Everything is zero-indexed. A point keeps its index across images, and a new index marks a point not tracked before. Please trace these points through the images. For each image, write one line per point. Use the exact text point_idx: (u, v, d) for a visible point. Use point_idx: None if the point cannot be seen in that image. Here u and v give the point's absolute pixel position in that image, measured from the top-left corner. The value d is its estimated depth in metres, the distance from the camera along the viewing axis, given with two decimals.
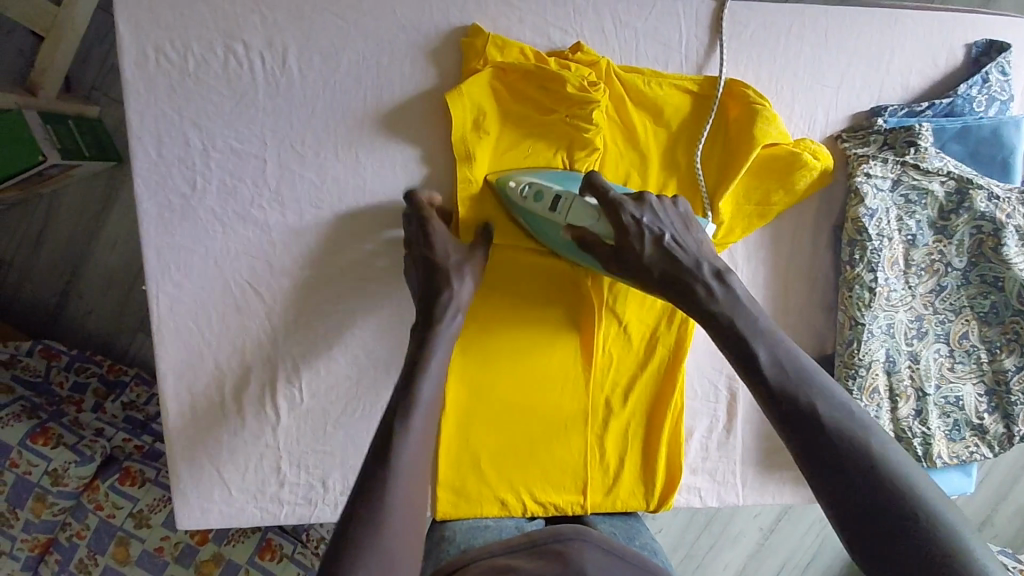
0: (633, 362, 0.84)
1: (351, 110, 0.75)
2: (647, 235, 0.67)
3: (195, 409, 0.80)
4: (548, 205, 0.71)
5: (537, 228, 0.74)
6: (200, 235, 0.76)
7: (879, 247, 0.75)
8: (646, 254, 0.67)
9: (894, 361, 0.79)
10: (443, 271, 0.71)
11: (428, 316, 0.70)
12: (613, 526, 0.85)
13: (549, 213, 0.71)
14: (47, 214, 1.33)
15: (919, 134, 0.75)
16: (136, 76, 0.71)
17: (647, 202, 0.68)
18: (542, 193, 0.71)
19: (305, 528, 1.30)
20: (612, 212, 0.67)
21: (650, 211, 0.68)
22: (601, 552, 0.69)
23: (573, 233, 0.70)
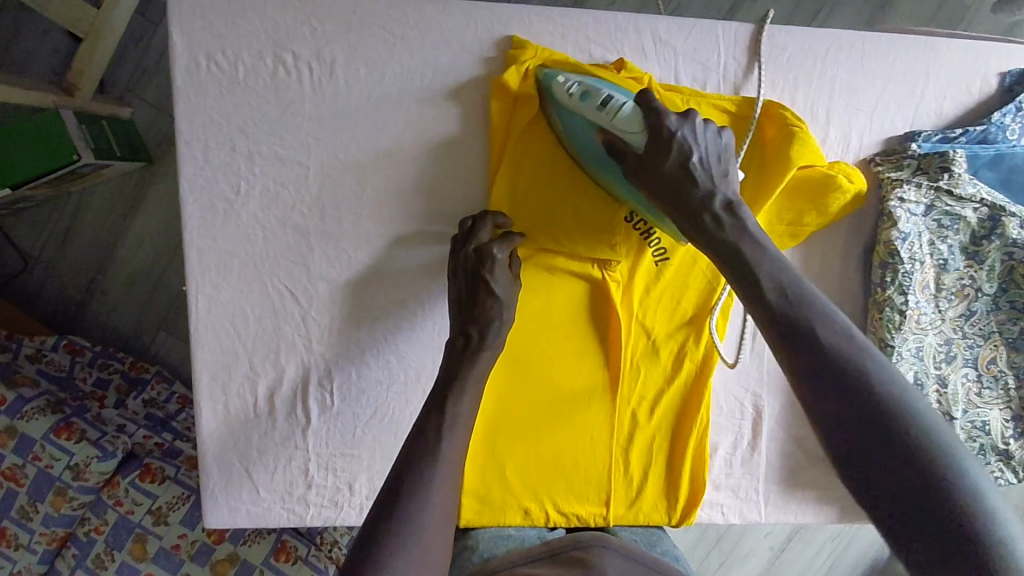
0: (660, 376, 0.84)
1: (393, 119, 0.77)
2: (677, 149, 0.66)
3: (228, 409, 0.81)
4: (595, 105, 0.68)
5: (575, 133, 0.72)
6: (241, 239, 0.77)
7: (911, 270, 0.76)
8: (669, 166, 0.66)
9: (922, 384, 0.79)
10: (479, 297, 0.74)
11: (469, 346, 0.73)
12: (634, 534, 0.87)
13: (595, 112, 0.68)
14: (76, 212, 1.36)
15: (954, 160, 0.75)
16: (187, 81, 0.73)
17: (690, 118, 0.67)
18: (591, 93, 0.69)
19: (320, 531, 1.28)
20: (653, 119, 0.66)
21: (690, 126, 0.67)
22: (621, 557, 0.70)
23: (603, 136, 0.69)
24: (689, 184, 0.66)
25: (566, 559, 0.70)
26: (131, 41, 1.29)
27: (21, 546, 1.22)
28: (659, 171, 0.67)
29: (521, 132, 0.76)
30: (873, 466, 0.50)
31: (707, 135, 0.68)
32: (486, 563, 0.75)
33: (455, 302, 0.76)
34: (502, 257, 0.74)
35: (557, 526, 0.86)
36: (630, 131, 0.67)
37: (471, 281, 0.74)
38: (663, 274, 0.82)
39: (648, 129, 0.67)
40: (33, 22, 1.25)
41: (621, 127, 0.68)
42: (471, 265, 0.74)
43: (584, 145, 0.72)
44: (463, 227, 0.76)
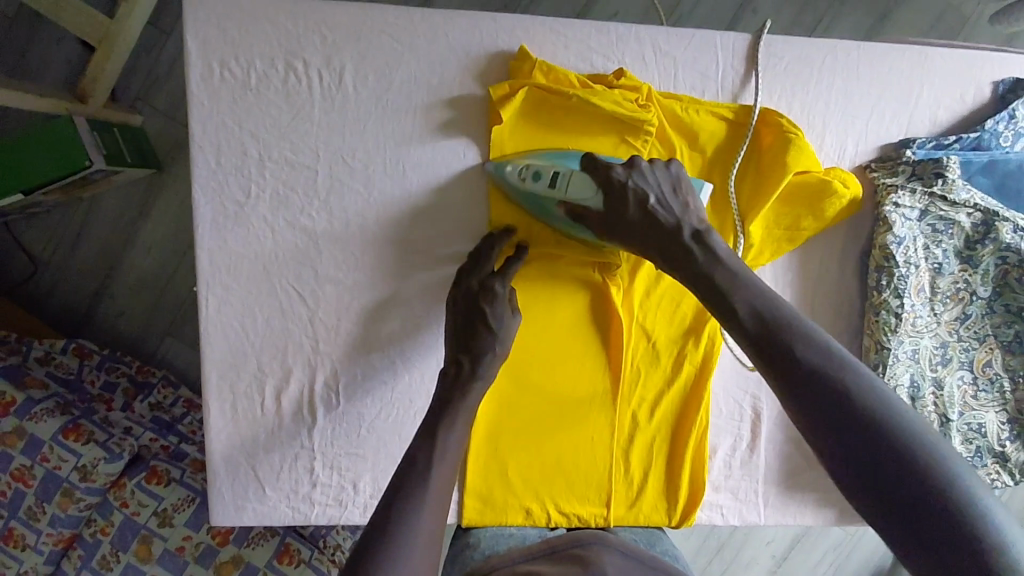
0: (660, 378, 0.86)
1: (400, 126, 0.79)
2: (633, 195, 0.71)
3: (236, 408, 0.82)
4: (546, 184, 0.74)
5: (543, 211, 0.76)
6: (251, 240, 0.79)
7: (906, 274, 0.77)
8: (631, 214, 0.71)
9: (918, 386, 0.80)
10: (480, 320, 0.75)
11: (468, 350, 0.75)
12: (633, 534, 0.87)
13: (549, 190, 0.74)
14: (86, 217, 1.38)
15: (948, 166, 0.77)
16: (201, 88, 0.76)
17: (636, 167, 0.72)
18: (541, 172, 0.74)
19: (323, 534, 1.29)
20: (601, 178, 0.72)
21: (638, 174, 0.71)
22: (619, 556, 0.71)
23: (564, 208, 0.74)
24: (660, 211, 0.70)
25: (566, 556, 0.71)
26: (143, 50, 1.32)
27: (27, 547, 1.23)
28: (624, 220, 0.71)
29: (524, 135, 0.79)
30: (874, 483, 0.49)
31: (666, 172, 0.72)
32: (487, 561, 0.76)
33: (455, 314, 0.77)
34: (503, 291, 0.77)
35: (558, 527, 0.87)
36: (585, 194, 0.73)
37: (469, 303, 0.76)
38: (663, 278, 0.83)
39: (600, 188, 0.72)
40: (47, 31, 1.28)
41: (576, 196, 0.73)
42: (471, 292, 0.76)
43: (552, 217, 0.76)
44: (471, 255, 0.79)
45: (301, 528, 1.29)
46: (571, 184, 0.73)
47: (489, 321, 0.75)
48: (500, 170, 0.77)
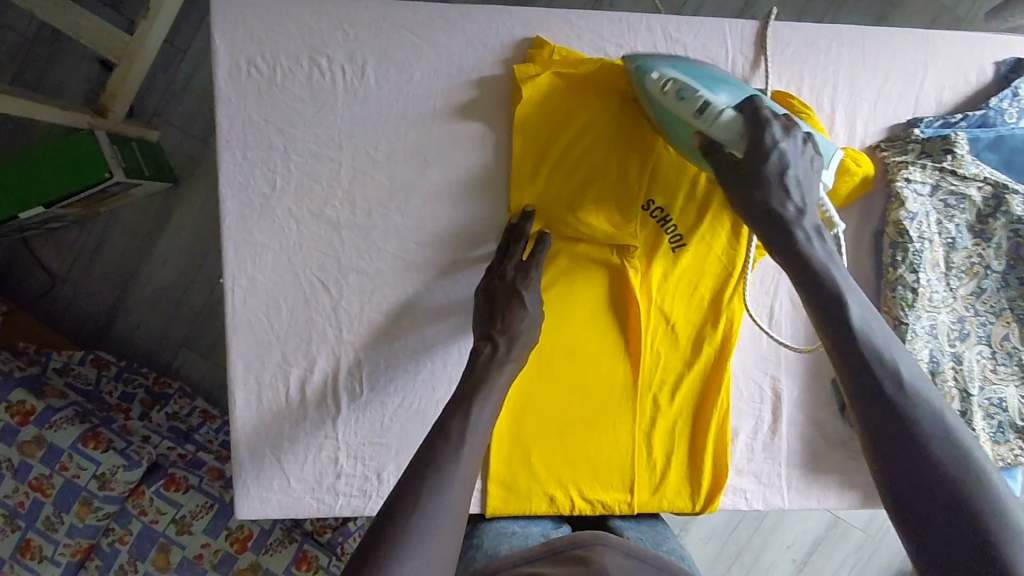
0: (679, 360, 0.86)
1: (419, 115, 0.80)
2: (773, 157, 0.66)
3: (261, 399, 0.83)
4: (693, 108, 0.71)
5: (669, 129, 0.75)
6: (276, 232, 0.81)
7: (921, 249, 0.78)
8: (764, 169, 0.66)
9: (938, 361, 0.81)
10: (512, 308, 0.76)
11: (487, 329, 0.76)
12: (639, 532, 0.87)
13: (692, 115, 0.71)
14: (103, 232, 1.41)
15: (956, 141, 0.78)
16: (228, 85, 0.78)
17: (789, 134, 0.68)
18: (690, 95, 0.72)
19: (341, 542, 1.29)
20: (751, 128, 0.68)
21: (787, 140, 0.68)
22: (620, 556, 0.67)
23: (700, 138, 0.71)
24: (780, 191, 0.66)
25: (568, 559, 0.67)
26: (160, 67, 1.36)
27: (44, 558, 1.23)
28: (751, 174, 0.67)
29: (541, 108, 0.79)
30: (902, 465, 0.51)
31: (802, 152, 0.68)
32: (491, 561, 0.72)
33: (482, 303, 0.78)
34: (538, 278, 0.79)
35: (561, 523, 0.88)
36: (726, 133, 0.70)
37: (508, 291, 0.77)
38: (680, 261, 0.84)
39: (745, 135, 0.69)
40: (67, 51, 1.32)
41: (717, 130, 0.70)
42: (509, 282, 0.78)
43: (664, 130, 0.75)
44: (502, 239, 0.80)
45: (318, 535, 1.30)
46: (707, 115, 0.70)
47: (513, 308, 0.76)
48: (649, 78, 0.75)
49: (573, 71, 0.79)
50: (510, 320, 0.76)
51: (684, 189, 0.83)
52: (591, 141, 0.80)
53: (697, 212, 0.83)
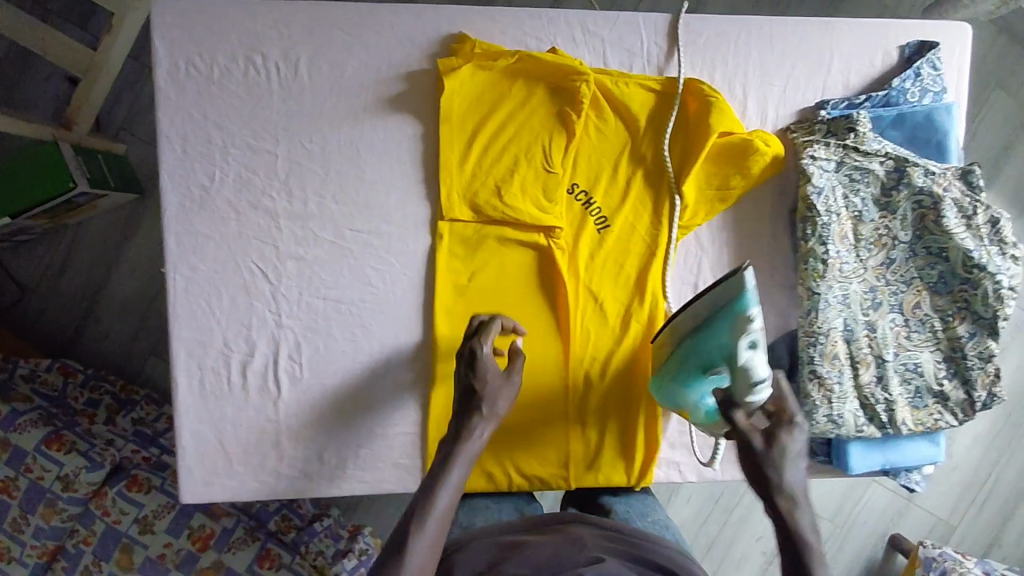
0: (610, 337, 0.89)
1: (352, 110, 0.84)
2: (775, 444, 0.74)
3: (204, 384, 0.86)
4: (747, 365, 0.72)
5: (703, 352, 0.76)
6: (216, 223, 0.84)
7: (828, 222, 0.83)
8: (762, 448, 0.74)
9: (852, 330, 0.85)
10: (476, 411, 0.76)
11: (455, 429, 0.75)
12: (627, 505, 0.93)
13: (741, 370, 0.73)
14: (71, 244, 1.44)
15: (858, 120, 0.82)
16: (169, 84, 0.82)
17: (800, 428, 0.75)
18: (752, 354, 0.72)
19: (305, 541, 1.31)
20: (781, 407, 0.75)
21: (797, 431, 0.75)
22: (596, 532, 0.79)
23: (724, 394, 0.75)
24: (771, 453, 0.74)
25: (551, 528, 0.79)
26: (127, 84, 1.40)
27: (13, 559, 1.24)
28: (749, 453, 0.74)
29: (466, 99, 0.84)
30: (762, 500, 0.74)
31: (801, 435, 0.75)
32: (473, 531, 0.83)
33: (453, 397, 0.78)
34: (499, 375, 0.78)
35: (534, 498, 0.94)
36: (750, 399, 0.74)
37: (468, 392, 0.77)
38: (606, 240, 0.88)
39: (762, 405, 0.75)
40: (36, 69, 1.36)
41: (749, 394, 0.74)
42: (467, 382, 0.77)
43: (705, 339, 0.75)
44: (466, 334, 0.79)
45: (283, 535, 1.33)
46: (755, 378, 0.73)
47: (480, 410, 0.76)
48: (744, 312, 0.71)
49: (492, 64, 0.83)
50: (494, 403, 0.76)
51: (607, 173, 0.87)
52: (516, 131, 0.84)
53: (620, 194, 0.87)
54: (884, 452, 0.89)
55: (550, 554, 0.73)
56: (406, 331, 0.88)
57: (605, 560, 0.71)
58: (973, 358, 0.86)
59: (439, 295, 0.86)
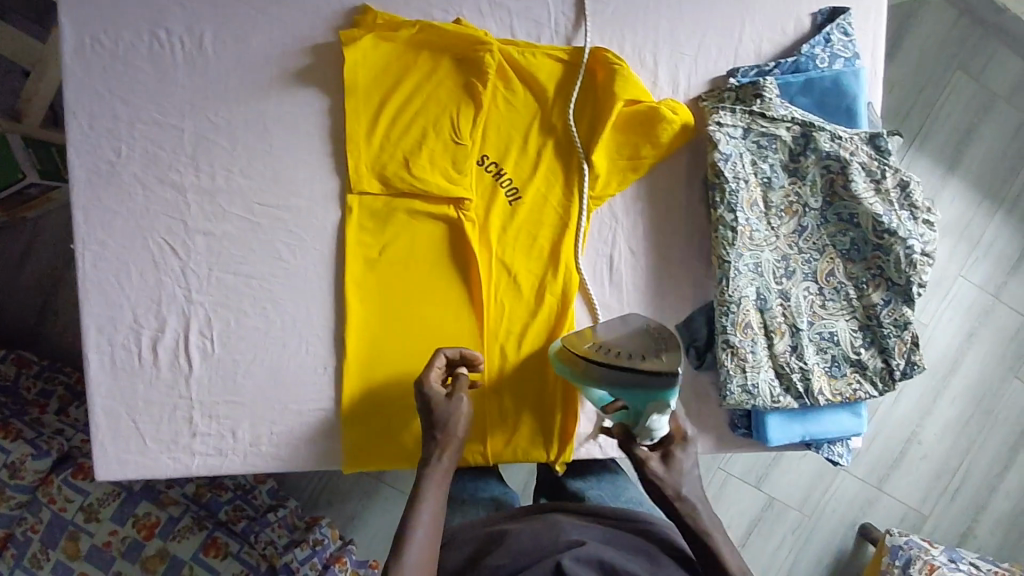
0: (525, 311, 0.89)
1: (257, 84, 0.83)
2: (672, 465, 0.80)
3: (115, 360, 0.86)
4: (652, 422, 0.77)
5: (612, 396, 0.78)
6: (123, 198, 0.84)
7: (736, 189, 0.82)
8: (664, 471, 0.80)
9: (764, 299, 0.84)
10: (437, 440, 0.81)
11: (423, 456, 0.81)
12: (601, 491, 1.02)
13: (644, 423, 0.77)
14: (31, 238, 1.43)
15: (764, 86, 0.82)
16: (74, 58, 0.81)
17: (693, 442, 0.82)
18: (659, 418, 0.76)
19: (253, 530, 1.28)
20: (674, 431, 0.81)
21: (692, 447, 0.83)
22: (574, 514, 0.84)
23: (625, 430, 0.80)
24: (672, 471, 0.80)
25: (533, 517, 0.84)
26: None
27: None
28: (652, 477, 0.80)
29: (370, 71, 0.83)
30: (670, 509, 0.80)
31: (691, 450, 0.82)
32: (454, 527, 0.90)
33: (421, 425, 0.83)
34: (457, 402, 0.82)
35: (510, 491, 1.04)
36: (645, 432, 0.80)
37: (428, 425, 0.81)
38: (517, 213, 0.87)
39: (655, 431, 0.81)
40: None
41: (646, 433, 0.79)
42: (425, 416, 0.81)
43: (631, 398, 0.75)
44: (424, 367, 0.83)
45: (233, 524, 1.29)
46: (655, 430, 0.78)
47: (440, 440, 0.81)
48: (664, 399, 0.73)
49: (396, 35, 0.83)
50: (449, 426, 0.80)
51: (517, 145, 0.86)
52: (424, 102, 0.84)
53: (530, 165, 0.87)
54: (804, 424, 0.88)
55: (530, 542, 0.78)
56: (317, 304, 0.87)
57: (586, 542, 0.76)
58: (889, 326, 0.85)
59: (349, 268, 0.86)
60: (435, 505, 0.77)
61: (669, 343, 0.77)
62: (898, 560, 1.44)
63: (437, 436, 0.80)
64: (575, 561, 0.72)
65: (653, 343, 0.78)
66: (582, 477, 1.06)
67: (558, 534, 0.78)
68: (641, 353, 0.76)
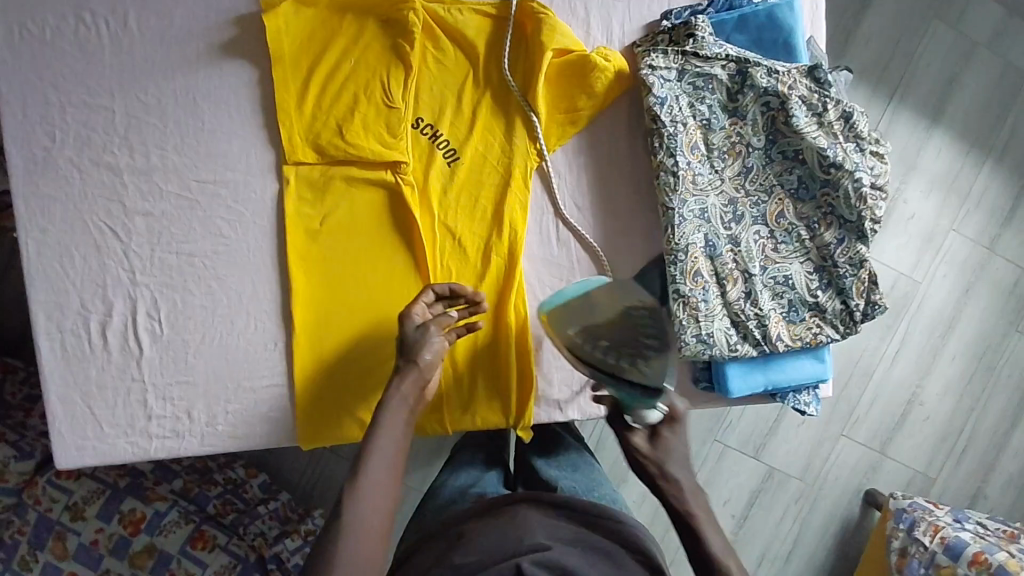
0: (471, 274, 0.86)
1: (185, 61, 0.84)
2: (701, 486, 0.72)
3: (65, 346, 0.84)
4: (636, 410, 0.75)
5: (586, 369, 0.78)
6: (61, 182, 0.83)
7: (674, 132, 0.80)
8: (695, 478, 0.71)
9: (713, 245, 0.82)
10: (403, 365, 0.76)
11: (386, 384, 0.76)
12: (574, 479, 0.99)
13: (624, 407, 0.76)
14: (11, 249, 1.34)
15: (696, 25, 0.80)
16: (3, 47, 0.81)
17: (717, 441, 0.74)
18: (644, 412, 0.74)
19: (242, 521, 1.24)
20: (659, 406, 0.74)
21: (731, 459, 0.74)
22: (548, 510, 0.82)
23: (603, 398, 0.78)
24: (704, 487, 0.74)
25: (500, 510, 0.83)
26: None
27: None
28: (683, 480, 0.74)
29: (296, 40, 0.83)
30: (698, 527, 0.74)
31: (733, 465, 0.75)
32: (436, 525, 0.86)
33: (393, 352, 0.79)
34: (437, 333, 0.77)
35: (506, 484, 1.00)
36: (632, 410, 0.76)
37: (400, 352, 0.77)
38: (457, 173, 0.86)
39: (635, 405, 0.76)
40: None
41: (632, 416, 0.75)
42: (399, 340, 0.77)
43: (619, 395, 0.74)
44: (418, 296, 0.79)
45: (222, 517, 1.24)
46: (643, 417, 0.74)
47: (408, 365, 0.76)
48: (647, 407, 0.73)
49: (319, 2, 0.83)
50: (414, 353, 0.76)
51: (452, 104, 0.86)
52: (353, 68, 0.84)
53: (467, 124, 0.85)
54: (765, 372, 0.84)
55: (495, 538, 0.78)
56: (261, 278, 0.86)
57: (550, 547, 0.74)
58: (845, 266, 0.83)
59: (291, 240, 0.85)
60: (389, 443, 0.73)
61: (659, 340, 0.76)
62: (902, 523, 1.33)
63: (400, 363, 0.76)
64: (534, 565, 0.72)
65: (644, 334, 0.76)
66: (550, 458, 1.03)
67: (522, 536, 0.77)
68: (631, 355, 0.74)
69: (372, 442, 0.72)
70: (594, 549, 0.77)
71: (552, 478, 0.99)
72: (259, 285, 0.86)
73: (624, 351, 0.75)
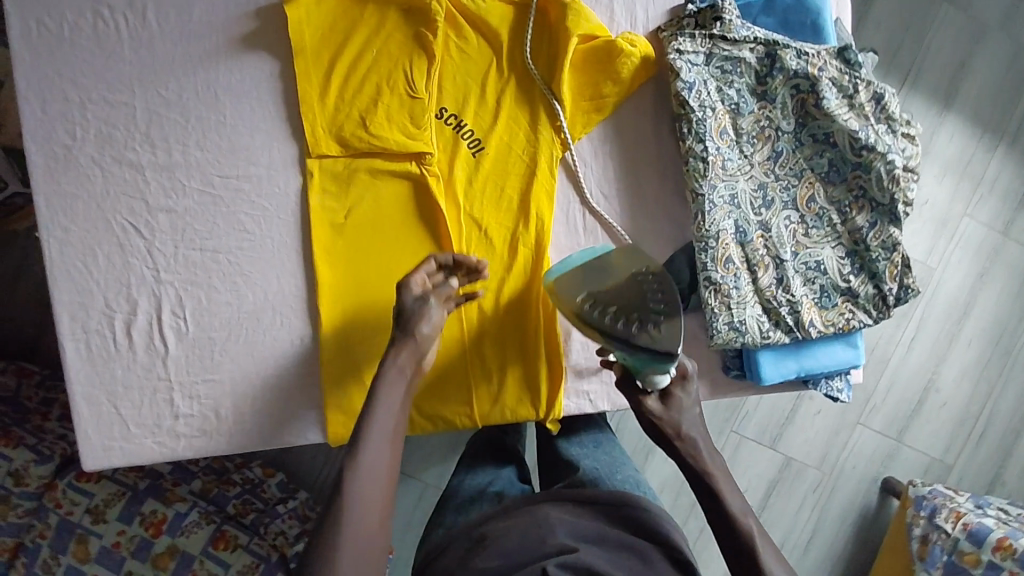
0: (498, 265, 0.85)
1: (205, 55, 0.83)
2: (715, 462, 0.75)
3: (89, 346, 0.83)
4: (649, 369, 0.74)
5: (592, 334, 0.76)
6: (82, 181, 0.82)
7: (703, 117, 0.79)
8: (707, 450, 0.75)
9: (744, 231, 0.81)
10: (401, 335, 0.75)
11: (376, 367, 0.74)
12: (598, 459, 0.97)
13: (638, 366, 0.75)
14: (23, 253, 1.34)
15: (723, 8, 0.79)
16: (21, 45, 0.80)
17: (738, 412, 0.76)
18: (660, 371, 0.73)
19: (262, 520, 1.22)
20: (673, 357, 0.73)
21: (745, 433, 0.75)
22: (568, 506, 0.81)
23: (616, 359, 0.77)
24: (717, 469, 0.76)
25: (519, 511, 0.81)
26: None
27: None
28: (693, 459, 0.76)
29: (316, 31, 0.82)
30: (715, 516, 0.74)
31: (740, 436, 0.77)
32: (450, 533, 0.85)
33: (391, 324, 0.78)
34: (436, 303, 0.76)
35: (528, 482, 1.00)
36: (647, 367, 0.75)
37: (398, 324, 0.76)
38: (482, 163, 0.85)
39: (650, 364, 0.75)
40: None
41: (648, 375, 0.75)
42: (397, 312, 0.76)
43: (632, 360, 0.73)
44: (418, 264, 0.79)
45: (241, 517, 1.23)
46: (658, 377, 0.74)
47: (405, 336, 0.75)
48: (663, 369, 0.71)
49: None
50: (413, 324, 0.75)
51: (476, 93, 0.85)
52: (376, 58, 0.83)
53: (491, 113, 0.85)
54: (798, 359, 0.83)
55: (518, 543, 0.76)
56: (285, 273, 0.85)
57: (576, 549, 0.74)
58: (877, 249, 0.82)
59: (315, 235, 0.84)
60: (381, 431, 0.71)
61: (669, 303, 0.71)
62: (923, 510, 1.32)
63: (397, 335, 0.75)
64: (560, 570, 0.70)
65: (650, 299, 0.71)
66: (573, 438, 1.02)
67: (545, 538, 0.76)
68: (640, 320, 0.71)
69: (367, 427, 0.71)
70: (620, 546, 0.76)
71: (576, 460, 0.97)
72: (283, 280, 0.85)
73: (633, 315, 0.71)
